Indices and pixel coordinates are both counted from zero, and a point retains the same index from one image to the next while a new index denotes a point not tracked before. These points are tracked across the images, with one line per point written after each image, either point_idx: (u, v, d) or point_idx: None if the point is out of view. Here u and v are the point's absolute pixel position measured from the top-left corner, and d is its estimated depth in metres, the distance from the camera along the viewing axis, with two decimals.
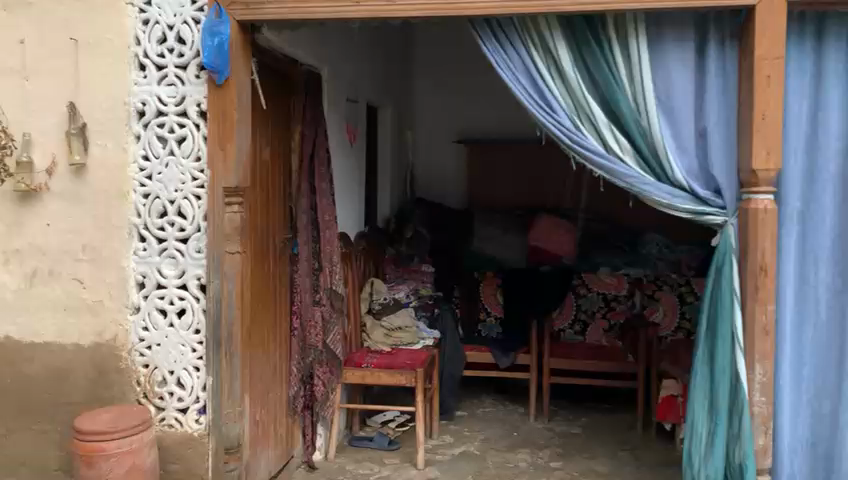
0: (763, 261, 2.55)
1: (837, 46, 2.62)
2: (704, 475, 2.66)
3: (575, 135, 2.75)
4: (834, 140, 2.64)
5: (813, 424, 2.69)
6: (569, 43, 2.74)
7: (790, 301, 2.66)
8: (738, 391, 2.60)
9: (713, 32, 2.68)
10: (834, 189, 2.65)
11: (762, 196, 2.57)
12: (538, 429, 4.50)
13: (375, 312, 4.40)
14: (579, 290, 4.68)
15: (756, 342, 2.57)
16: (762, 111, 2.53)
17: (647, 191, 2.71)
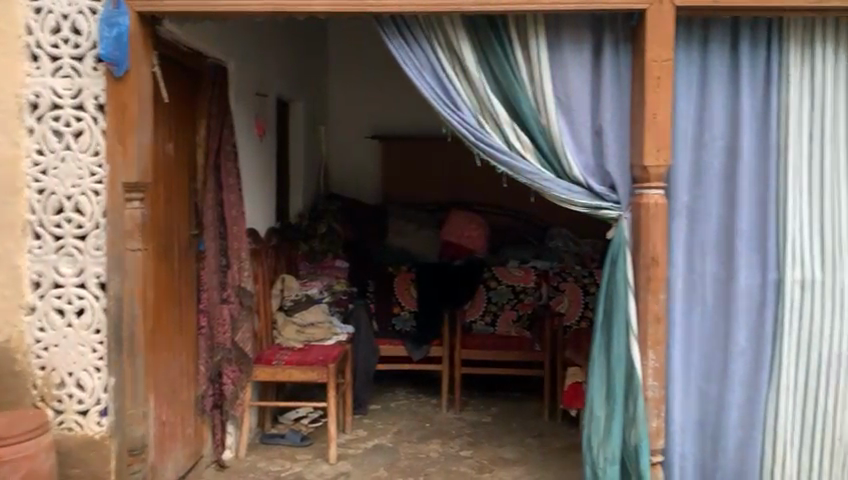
0: (655, 252, 2.71)
1: (720, 51, 2.80)
2: (602, 458, 2.78)
3: (479, 132, 2.81)
4: (719, 139, 2.82)
5: (702, 406, 2.86)
6: (472, 42, 2.81)
7: (680, 291, 2.83)
8: (633, 377, 2.75)
9: (608, 36, 2.80)
10: (719, 185, 2.83)
11: (653, 191, 2.71)
12: (450, 419, 4.59)
13: (286, 309, 4.37)
14: (490, 283, 4.81)
15: (649, 329, 2.72)
16: (653, 111, 2.67)
17: (547, 187, 2.81)
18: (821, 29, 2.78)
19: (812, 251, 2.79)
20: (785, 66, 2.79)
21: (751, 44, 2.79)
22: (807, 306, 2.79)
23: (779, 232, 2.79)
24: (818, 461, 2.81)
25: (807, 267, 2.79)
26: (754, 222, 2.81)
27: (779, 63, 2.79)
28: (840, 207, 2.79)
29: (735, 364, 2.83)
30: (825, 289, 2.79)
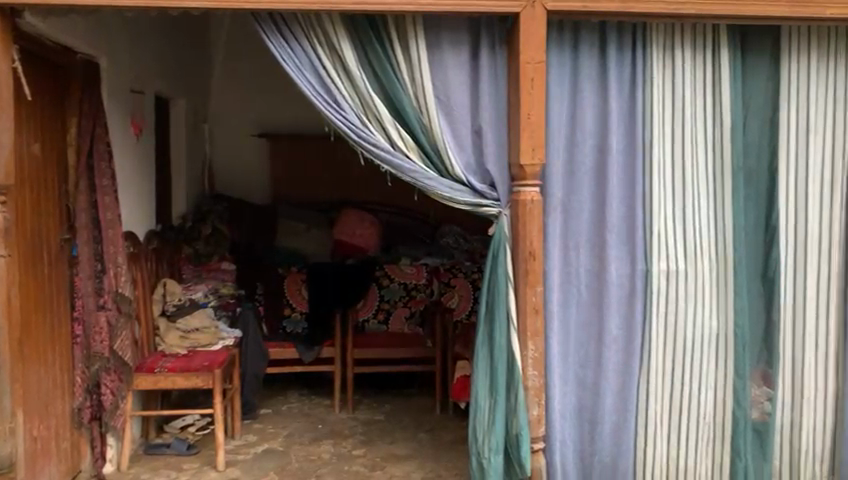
0: (531, 246, 2.82)
1: (589, 54, 2.94)
2: (487, 448, 2.86)
3: (362, 132, 2.82)
4: (590, 137, 2.97)
5: (579, 393, 3.01)
6: (353, 41, 2.81)
7: (556, 284, 2.95)
8: (514, 368, 2.86)
9: (485, 37, 2.88)
10: (591, 182, 2.98)
11: (529, 188, 2.82)
12: (343, 419, 4.58)
13: (169, 314, 4.20)
14: (381, 281, 4.82)
15: (527, 321, 2.85)
16: (528, 111, 2.77)
17: (430, 186, 2.86)
18: (680, 35, 2.98)
19: (676, 243, 3.00)
20: (649, 69, 2.96)
21: (617, 48, 2.94)
22: (672, 296, 2.99)
23: (646, 226, 2.97)
24: (683, 439, 3.04)
25: (671, 258, 2.99)
26: (624, 217, 2.98)
27: (643, 66, 2.96)
28: (699, 202, 3.01)
29: (609, 351, 2.99)
30: (687, 278, 3.01)
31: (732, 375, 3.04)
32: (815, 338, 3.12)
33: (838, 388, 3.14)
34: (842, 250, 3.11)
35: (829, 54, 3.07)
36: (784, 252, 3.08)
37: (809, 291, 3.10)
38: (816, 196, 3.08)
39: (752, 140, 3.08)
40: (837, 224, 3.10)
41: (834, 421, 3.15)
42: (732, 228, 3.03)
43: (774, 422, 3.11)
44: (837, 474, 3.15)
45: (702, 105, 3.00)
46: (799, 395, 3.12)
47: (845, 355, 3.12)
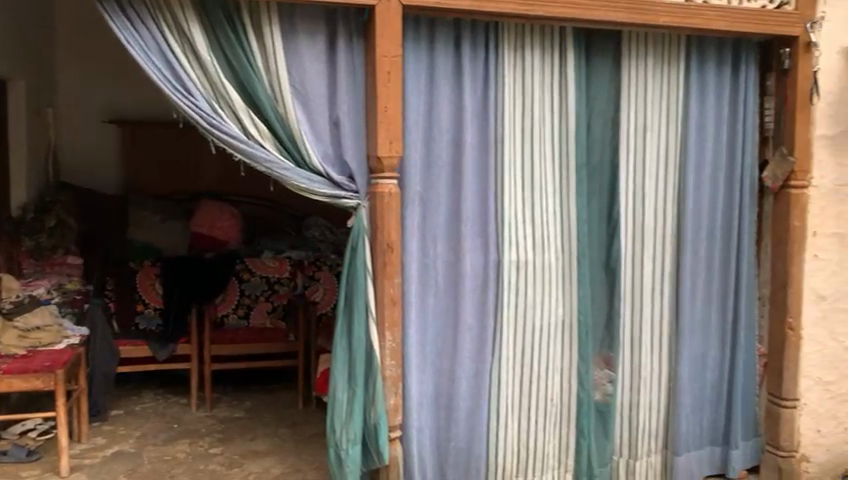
0: (389, 238, 2.85)
1: (445, 50, 3.00)
2: (346, 439, 2.86)
3: (214, 119, 2.73)
4: (446, 131, 3.03)
5: (436, 381, 3.08)
6: (203, 26, 2.72)
7: (414, 275, 3.00)
8: (373, 359, 2.88)
9: (341, 28, 2.87)
10: (447, 175, 3.05)
11: (386, 181, 2.85)
12: (200, 417, 4.43)
13: (5, 313, 3.94)
14: (242, 276, 4.65)
15: (386, 312, 2.88)
16: (384, 104, 2.80)
17: (287, 176, 2.82)
18: (530, 35, 3.10)
19: (526, 235, 3.14)
20: (500, 67, 3.07)
21: (471, 45, 3.03)
22: (523, 285, 3.14)
23: (498, 219, 3.09)
24: (532, 421, 3.19)
25: (521, 250, 3.13)
26: (478, 210, 3.08)
27: (495, 65, 3.06)
28: (546, 197, 3.17)
29: (464, 340, 3.08)
30: (536, 268, 3.16)
31: (577, 359, 3.22)
32: (651, 322, 3.37)
33: (670, 368, 3.41)
34: (674, 241, 3.38)
35: (663, 59, 3.30)
36: (624, 243, 3.30)
37: (646, 279, 3.34)
38: (651, 191, 3.32)
39: (596, 138, 3.27)
40: (670, 218, 3.36)
41: (667, 399, 3.42)
42: (577, 221, 3.21)
43: (615, 402, 3.33)
44: (670, 447, 3.43)
45: (550, 103, 3.16)
46: (636, 375, 3.37)
47: (676, 337, 3.39)
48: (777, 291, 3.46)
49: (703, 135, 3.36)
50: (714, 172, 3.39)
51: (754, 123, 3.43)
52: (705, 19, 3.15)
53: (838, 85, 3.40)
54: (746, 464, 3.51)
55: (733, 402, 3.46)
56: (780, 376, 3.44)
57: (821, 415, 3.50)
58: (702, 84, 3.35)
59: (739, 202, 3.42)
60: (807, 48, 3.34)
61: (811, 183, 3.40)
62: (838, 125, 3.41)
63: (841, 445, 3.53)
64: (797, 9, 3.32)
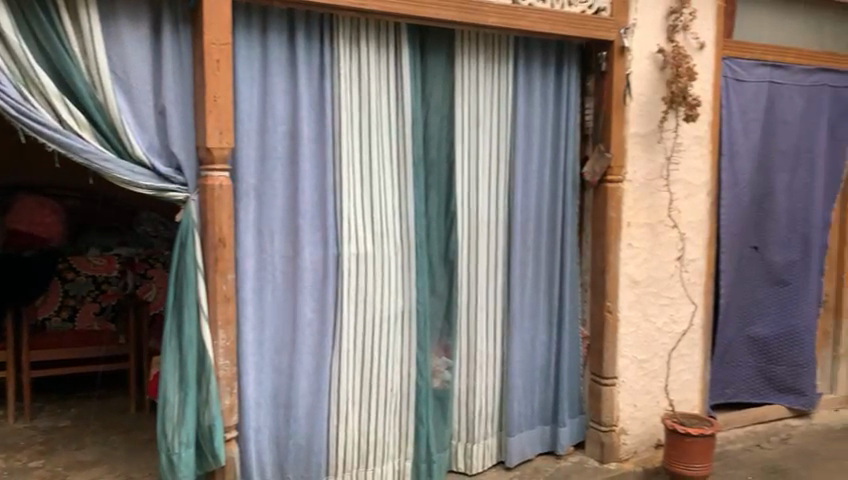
0: (221, 233, 2.78)
1: (279, 40, 2.94)
2: (178, 442, 2.75)
3: (24, 107, 2.50)
4: (282, 123, 2.98)
5: (275, 377, 3.03)
6: (9, 5, 2.49)
7: (250, 270, 2.92)
8: (205, 359, 2.79)
9: (166, 14, 2.75)
10: (283, 168, 2.99)
11: (217, 173, 2.76)
12: (18, 429, 4.09)
13: None
14: (66, 275, 4.34)
15: (218, 309, 2.79)
16: (214, 93, 2.72)
17: (108, 167, 2.65)
18: (365, 29, 3.12)
19: (364, 228, 3.16)
20: (335, 60, 3.06)
21: (305, 37, 2.99)
22: (362, 278, 3.16)
23: (335, 213, 3.09)
24: (372, 413, 3.23)
25: (360, 243, 3.15)
26: (314, 203, 3.06)
27: (330, 58, 3.05)
28: (384, 191, 3.20)
29: (303, 336, 3.05)
30: (374, 261, 3.19)
31: (415, 349, 3.29)
32: (485, 311, 3.51)
33: (504, 353, 3.58)
34: (506, 233, 3.54)
35: (494, 57, 3.43)
36: (460, 235, 3.41)
37: (480, 269, 3.48)
38: (485, 184, 3.46)
39: (433, 132, 3.34)
40: (501, 210, 3.52)
41: (500, 383, 3.59)
42: (414, 213, 3.27)
43: (452, 388, 3.43)
44: (504, 428, 3.59)
45: (386, 97, 3.19)
46: (471, 362, 3.50)
47: (509, 325, 3.55)
48: (597, 277, 3.71)
49: (531, 132, 3.54)
50: (541, 167, 3.59)
51: (576, 121, 3.66)
52: (530, 21, 3.31)
53: (648, 87, 3.69)
54: (572, 440, 3.77)
55: (560, 382, 3.69)
56: (602, 357, 3.70)
57: (636, 391, 3.80)
58: (530, 83, 3.53)
59: (563, 196, 3.65)
60: (621, 52, 3.59)
61: (626, 177, 3.67)
62: (648, 124, 3.71)
63: (653, 417, 3.86)
64: (612, 15, 3.56)
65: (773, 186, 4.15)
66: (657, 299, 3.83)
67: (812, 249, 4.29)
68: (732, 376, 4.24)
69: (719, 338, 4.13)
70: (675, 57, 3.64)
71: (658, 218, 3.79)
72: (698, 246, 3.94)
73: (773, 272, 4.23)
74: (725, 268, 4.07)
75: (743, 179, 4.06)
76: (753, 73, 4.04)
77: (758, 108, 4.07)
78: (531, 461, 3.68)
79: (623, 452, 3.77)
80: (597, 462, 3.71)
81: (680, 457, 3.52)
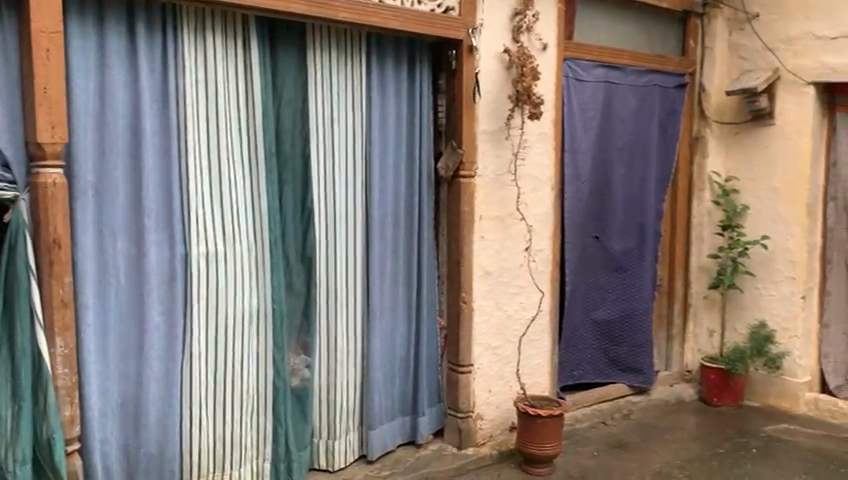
0: (56, 234, 2.60)
1: (116, 30, 2.80)
2: (13, 461, 2.59)
3: None
4: (122, 117, 2.84)
5: (121, 384, 2.89)
6: None
7: (90, 273, 2.77)
8: (41, 368, 2.61)
9: None
10: (124, 165, 2.86)
11: (50, 170, 2.58)
12: None
13: None
14: None
15: (55, 316, 2.62)
16: (44, 85, 2.55)
17: None
18: (211, 21, 3.03)
19: (215, 226, 3.08)
20: (180, 53, 2.95)
21: (146, 27, 2.86)
22: (214, 278, 3.08)
23: (183, 211, 2.99)
24: (228, 415, 3.16)
25: (210, 241, 3.06)
26: (161, 201, 2.94)
27: (174, 50, 2.93)
28: (236, 187, 3.13)
29: (151, 339, 2.93)
30: (227, 260, 3.11)
31: (272, 348, 3.26)
32: (345, 307, 3.52)
33: (364, 349, 3.61)
34: (363, 229, 3.56)
35: (346, 53, 3.44)
36: (317, 232, 3.39)
37: (339, 266, 3.48)
38: (341, 181, 3.46)
39: (286, 128, 3.31)
40: (359, 206, 3.54)
41: (361, 378, 3.62)
42: (268, 211, 3.22)
43: (312, 386, 3.43)
44: (365, 423, 3.62)
45: (235, 92, 3.12)
46: (331, 359, 3.50)
47: (368, 319, 3.59)
48: (452, 269, 3.82)
49: (386, 128, 3.58)
50: (396, 163, 3.64)
51: (429, 118, 3.74)
52: (380, 19, 3.34)
53: (495, 85, 3.84)
54: (431, 429, 3.86)
55: (418, 373, 3.77)
56: (458, 346, 3.82)
57: (490, 377, 3.95)
58: (383, 80, 3.57)
59: (419, 191, 3.72)
60: (470, 51, 3.71)
61: (477, 172, 3.80)
62: (496, 122, 3.86)
63: (507, 402, 4.03)
64: (461, 15, 3.66)
65: (611, 180, 4.44)
66: (508, 288, 4.00)
67: (647, 238, 4.63)
68: (578, 359, 4.51)
69: (565, 323, 4.38)
70: (520, 57, 3.80)
71: (508, 211, 3.96)
72: (545, 236, 4.16)
73: (612, 260, 4.54)
74: (569, 257, 4.32)
75: (583, 174, 4.32)
76: (592, 73, 4.31)
77: (597, 106, 4.34)
78: (392, 452, 3.73)
79: (480, 436, 3.91)
80: (455, 448, 3.83)
81: (532, 438, 3.69)
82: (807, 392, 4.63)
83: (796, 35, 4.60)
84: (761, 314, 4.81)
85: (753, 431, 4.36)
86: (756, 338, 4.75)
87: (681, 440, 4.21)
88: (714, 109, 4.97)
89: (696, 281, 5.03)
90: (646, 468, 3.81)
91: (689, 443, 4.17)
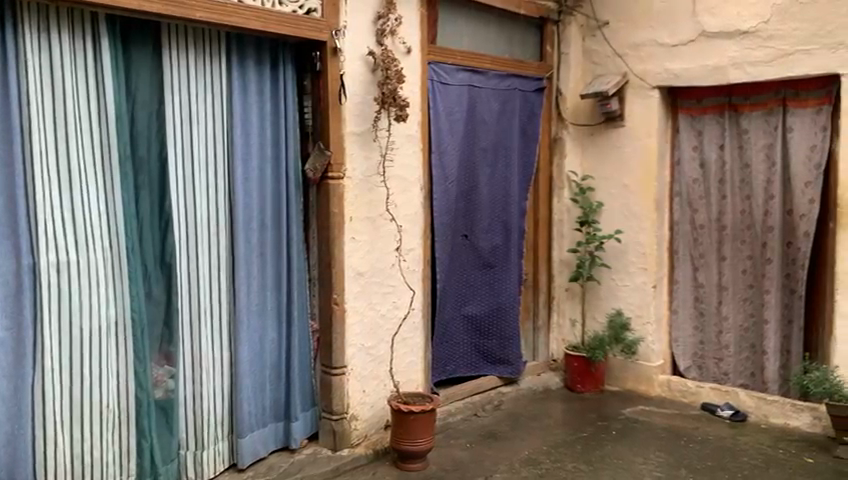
0: None
1: None
2: None
3: None
4: None
5: None
6: None
7: None
8: None
9: None
10: None
11: None
12: None
13: None
14: None
15: None
16: None
17: None
18: (56, 17, 2.87)
19: (66, 234, 2.91)
20: (21, 51, 2.77)
21: None
22: (67, 289, 2.92)
23: (29, 219, 2.82)
24: (87, 433, 3.00)
25: (61, 250, 2.90)
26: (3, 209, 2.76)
27: (14, 47, 2.76)
28: (89, 193, 2.98)
29: None
30: (81, 269, 2.96)
31: (132, 359, 3.14)
32: (209, 314, 3.43)
33: (231, 356, 3.53)
34: (228, 232, 3.49)
35: (204, 53, 3.35)
36: (177, 237, 3.29)
37: (201, 272, 3.39)
38: (202, 183, 3.37)
39: (141, 131, 3.19)
40: (222, 209, 3.45)
41: (229, 385, 3.55)
42: (124, 216, 3.09)
43: (177, 396, 3.32)
44: (235, 431, 3.55)
45: (85, 93, 2.96)
46: (197, 368, 3.40)
47: (236, 325, 3.52)
48: (323, 272, 3.81)
49: (249, 129, 3.52)
50: (261, 165, 3.58)
51: (294, 119, 3.71)
52: (241, 18, 3.28)
53: (360, 87, 3.86)
54: (305, 433, 3.84)
55: (291, 377, 3.74)
56: (331, 348, 3.81)
57: (364, 376, 3.97)
58: (245, 81, 3.50)
59: (286, 194, 3.68)
60: (334, 52, 3.71)
61: (346, 174, 3.80)
62: (364, 123, 3.88)
63: (380, 401, 4.07)
64: (324, 16, 3.65)
65: (477, 180, 4.59)
66: (380, 288, 4.04)
67: (513, 234, 4.81)
68: (451, 354, 4.63)
69: (437, 320, 4.48)
70: (385, 60, 3.85)
71: (378, 212, 3.99)
72: (415, 236, 4.24)
73: (480, 257, 4.68)
74: (440, 256, 4.42)
75: (451, 174, 4.43)
76: (456, 77, 4.43)
77: (461, 108, 4.47)
78: (265, 459, 3.67)
79: (355, 437, 3.92)
80: (330, 450, 3.82)
81: (405, 434, 3.74)
82: (660, 375, 4.97)
83: (640, 43, 4.93)
84: (618, 303, 5.12)
85: (613, 414, 4.64)
86: (613, 326, 5.02)
87: (548, 427, 4.40)
88: (570, 111, 5.27)
89: (558, 274, 5.31)
90: (515, 456, 3.97)
91: (555, 429, 4.38)
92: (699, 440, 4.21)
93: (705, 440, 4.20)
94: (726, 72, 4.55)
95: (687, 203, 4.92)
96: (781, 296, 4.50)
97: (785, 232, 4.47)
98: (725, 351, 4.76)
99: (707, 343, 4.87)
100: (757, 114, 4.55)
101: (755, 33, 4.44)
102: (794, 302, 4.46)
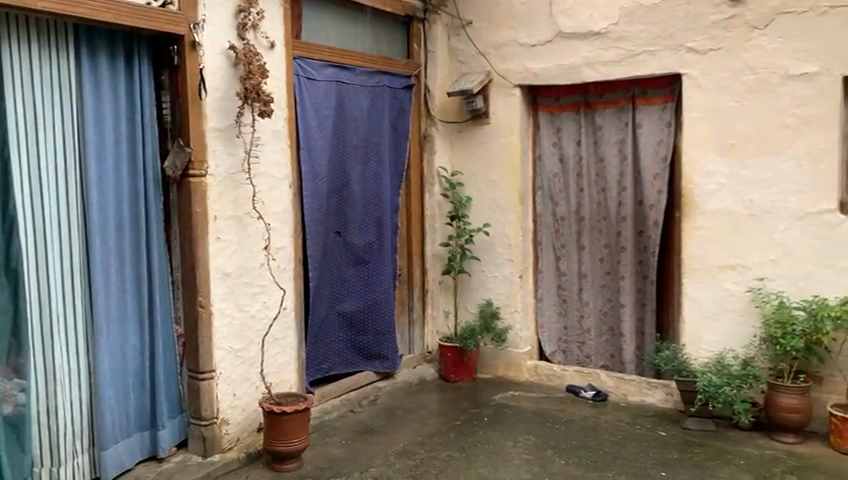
0: None
1: None
2: None
3: None
4: None
5: None
6: None
7: None
8: None
9: None
10: None
11: None
12: None
13: None
14: None
15: None
16: None
17: None
18: None
19: None
20: None
21: None
22: None
23: None
24: None
25: None
26: None
27: None
28: None
29: None
30: None
31: None
32: (62, 322, 3.24)
33: (89, 364, 3.36)
34: (81, 235, 3.31)
35: (48, 45, 3.15)
36: (23, 241, 3.08)
37: (51, 278, 3.19)
38: (49, 184, 3.18)
39: None
40: (73, 211, 3.27)
41: (88, 396, 3.37)
42: None
43: (29, 411, 3.11)
44: (96, 443, 3.38)
45: None
46: (50, 380, 3.21)
47: (94, 333, 3.35)
48: (187, 273, 3.68)
49: (103, 127, 3.35)
50: (117, 164, 3.42)
51: (152, 116, 3.57)
52: (89, 9, 3.12)
53: (222, 82, 3.76)
54: (173, 441, 3.71)
55: (156, 384, 3.61)
56: (198, 352, 3.70)
57: (234, 379, 3.89)
58: (96, 75, 3.33)
59: (145, 194, 3.53)
60: (192, 47, 3.59)
61: (207, 171, 3.69)
62: (227, 119, 3.79)
63: (253, 403, 4.01)
64: (181, 9, 3.54)
65: (347, 177, 4.59)
66: (249, 288, 3.96)
67: (384, 230, 4.85)
68: (326, 352, 4.61)
69: (311, 319, 4.45)
70: (246, 55, 3.75)
71: (244, 211, 3.91)
72: (285, 234, 4.19)
73: (353, 253, 4.70)
74: (312, 254, 4.39)
75: (320, 171, 4.41)
76: (322, 73, 4.41)
77: (329, 105, 4.45)
78: (130, 470, 3.52)
79: (227, 441, 3.84)
80: (200, 457, 3.71)
81: (277, 435, 3.69)
82: (528, 361, 5.18)
83: (502, 42, 5.11)
84: (488, 294, 5.29)
85: (485, 401, 4.79)
86: (484, 316, 5.22)
87: (422, 418, 4.49)
88: (439, 111, 5.38)
89: (432, 267, 5.43)
90: (390, 449, 4.01)
91: (429, 420, 4.46)
92: (564, 422, 4.43)
93: (570, 421, 4.42)
94: (581, 71, 4.80)
95: (548, 196, 5.16)
96: (634, 282, 4.81)
97: (637, 222, 4.78)
98: (587, 335, 5.02)
99: (570, 328, 5.11)
100: (610, 111, 4.83)
101: (606, 34, 4.70)
102: (647, 287, 4.77)
